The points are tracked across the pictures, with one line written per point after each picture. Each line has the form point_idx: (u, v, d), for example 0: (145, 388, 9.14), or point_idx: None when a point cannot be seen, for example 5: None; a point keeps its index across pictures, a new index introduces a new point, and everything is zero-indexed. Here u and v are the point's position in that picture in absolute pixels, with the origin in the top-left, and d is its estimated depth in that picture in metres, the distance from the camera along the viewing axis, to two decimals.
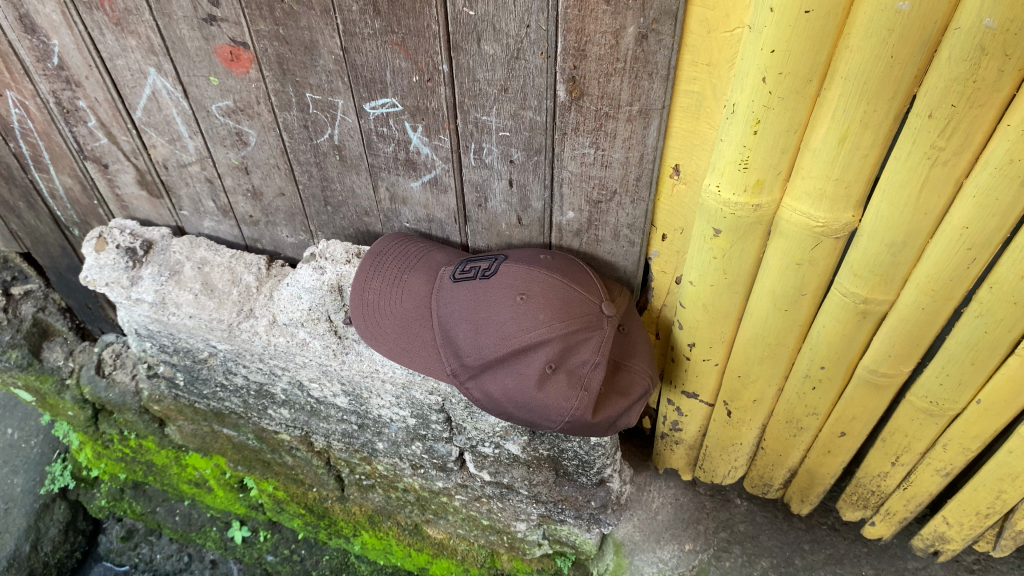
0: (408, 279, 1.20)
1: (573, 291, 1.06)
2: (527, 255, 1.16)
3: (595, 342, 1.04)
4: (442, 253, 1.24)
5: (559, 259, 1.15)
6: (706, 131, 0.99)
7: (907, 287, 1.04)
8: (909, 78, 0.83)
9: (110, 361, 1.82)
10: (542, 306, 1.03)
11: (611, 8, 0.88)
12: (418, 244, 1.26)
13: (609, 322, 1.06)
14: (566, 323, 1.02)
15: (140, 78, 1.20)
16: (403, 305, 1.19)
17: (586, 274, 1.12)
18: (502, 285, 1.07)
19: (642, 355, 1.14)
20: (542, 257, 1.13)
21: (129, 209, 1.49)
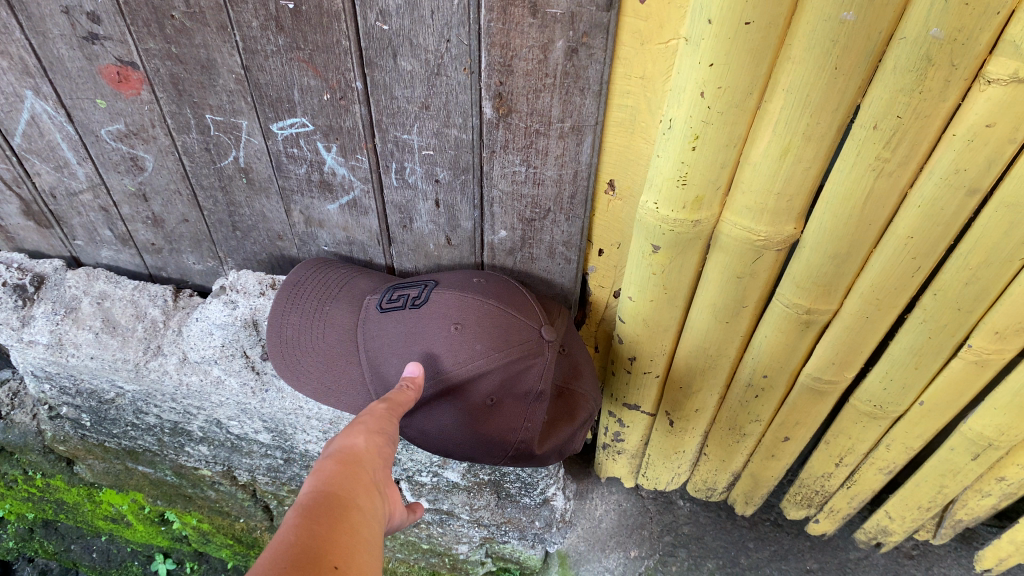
0: (330, 310, 1.10)
1: (512, 314, 0.98)
2: (460, 277, 1.08)
3: (539, 369, 0.96)
4: (366, 280, 1.14)
5: (493, 280, 1.07)
6: (642, 146, 0.94)
7: (850, 296, 1.01)
8: (853, 90, 0.79)
9: (7, 401, 1.61)
10: (479, 334, 0.94)
11: (538, 21, 0.82)
12: (340, 273, 1.17)
13: (552, 348, 0.98)
14: (506, 351, 0.94)
15: (15, 101, 1.08)
16: (324, 341, 1.08)
17: (524, 295, 1.04)
18: (433, 314, 0.98)
19: (586, 375, 1.07)
20: (475, 281, 1.04)
21: (15, 240, 1.35)
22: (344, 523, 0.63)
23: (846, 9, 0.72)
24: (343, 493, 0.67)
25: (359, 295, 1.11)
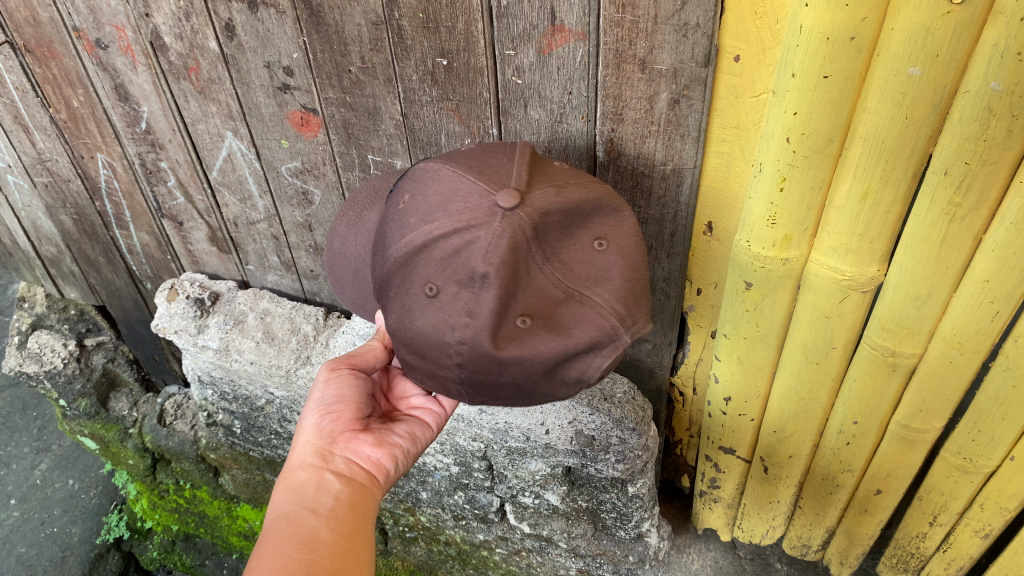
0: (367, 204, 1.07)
1: (472, 186, 0.88)
2: (454, 156, 0.97)
3: (483, 246, 0.85)
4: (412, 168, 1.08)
5: (498, 153, 0.96)
6: (737, 190, 1.06)
7: (934, 340, 1.07)
8: (924, 139, 0.88)
9: (172, 412, 1.93)
10: (436, 211, 0.88)
11: (646, 76, 0.97)
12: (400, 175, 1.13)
13: (509, 218, 0.85)
14: (450, 220, 0.86)
15: (218, 141, 1.34)
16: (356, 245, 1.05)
17: (517, 159, 0.92)
18: (412, 196, 0.93)
19: (610, 278, 0.89)
20: (469, 158, 0.95)
21: (199, 263, 1.63)
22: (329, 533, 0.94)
23: (912, 65, 0.83)
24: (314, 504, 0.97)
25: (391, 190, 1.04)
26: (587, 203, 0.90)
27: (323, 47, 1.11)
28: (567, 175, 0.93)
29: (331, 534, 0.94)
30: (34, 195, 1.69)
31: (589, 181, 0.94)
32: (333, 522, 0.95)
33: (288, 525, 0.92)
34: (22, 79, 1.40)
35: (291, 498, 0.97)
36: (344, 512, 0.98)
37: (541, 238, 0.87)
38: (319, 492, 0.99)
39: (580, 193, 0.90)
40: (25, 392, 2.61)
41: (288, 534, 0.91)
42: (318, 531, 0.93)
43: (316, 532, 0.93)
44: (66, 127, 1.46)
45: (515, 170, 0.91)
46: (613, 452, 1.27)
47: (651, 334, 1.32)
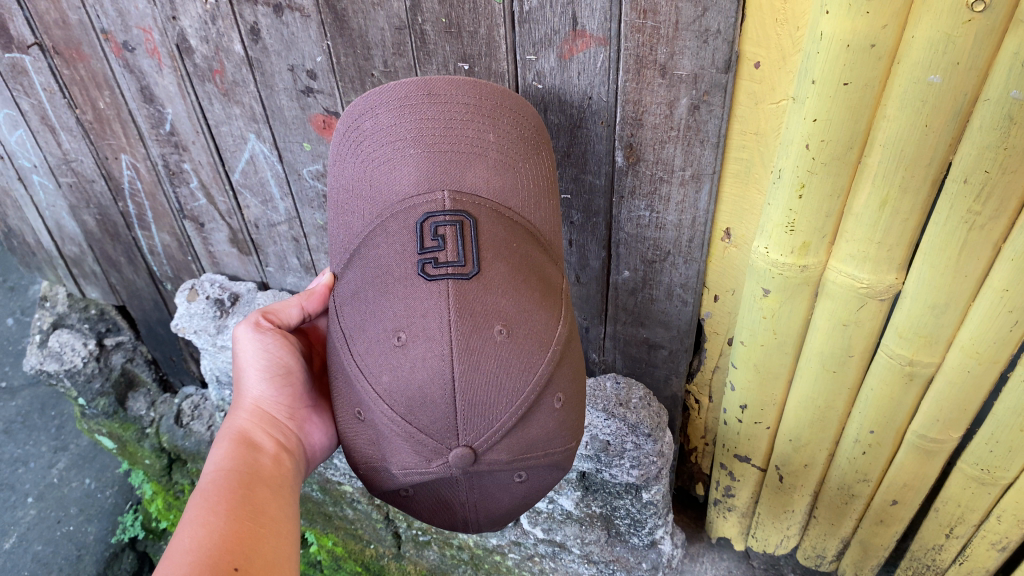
0: (416, 119, 0.89)
1: (436, 394, 0.82)
2: (471, 312, 0.82)
3: (407, 460, 0.87)
4: (484, 165, 0.88)
5: (510, 350, 0.83)
6: (755, 197, 1.07)
7: (952, 349, 1.06)
8: (944, 147, 0.88)
9: (188, 412, 1.99)
10: (396, 391, 0.84)
11: (666, 81, 0.98)
12: (469, 138, 0.89)
13: (446, 467, 0.86)
14: (394, 413, 0.85)
15: (241, 143, 1.36)
16: (377, 124, 0.90)
17: (506, 380, 0.83)
18: (413, 299, 0.83)
19: (497, 502, 0.95)
20: (486, 346, 0.82)
21: (219, 264, 1.65)
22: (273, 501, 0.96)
23: (933, 73, 0.83)
24: (257, 472, 0.99)
25: (439, 154, 0.87)
26: (534, 460, 0.90)
27: (347, 51, 1.13)
28: (545, 415, 0.87)
29: (273, 498, 0.97)
30: (58, 195, 1.71)
31: (567, 403, 0.90)
32: (275, 496, 0.98)
33: (236, 491, 0.93)
34: (50, 81, 1.43)
35: (237, 464, 0.98)
36: (281, 485, 1.00)
37: (467, 476, 0.89)
38: (262, 461, 1.02)
39: (538, 456, 0.90)
40: (45, 392, 2.65)
41: (240, 498, 0.92)
42: (263, 503, 0.95)
43: (262, 497, 0.95)
44: (91, 128, 1.48)
45: (507, 407, 0.84)
46: (627, 458, 1.27)
47: (667, 340, 1.31)
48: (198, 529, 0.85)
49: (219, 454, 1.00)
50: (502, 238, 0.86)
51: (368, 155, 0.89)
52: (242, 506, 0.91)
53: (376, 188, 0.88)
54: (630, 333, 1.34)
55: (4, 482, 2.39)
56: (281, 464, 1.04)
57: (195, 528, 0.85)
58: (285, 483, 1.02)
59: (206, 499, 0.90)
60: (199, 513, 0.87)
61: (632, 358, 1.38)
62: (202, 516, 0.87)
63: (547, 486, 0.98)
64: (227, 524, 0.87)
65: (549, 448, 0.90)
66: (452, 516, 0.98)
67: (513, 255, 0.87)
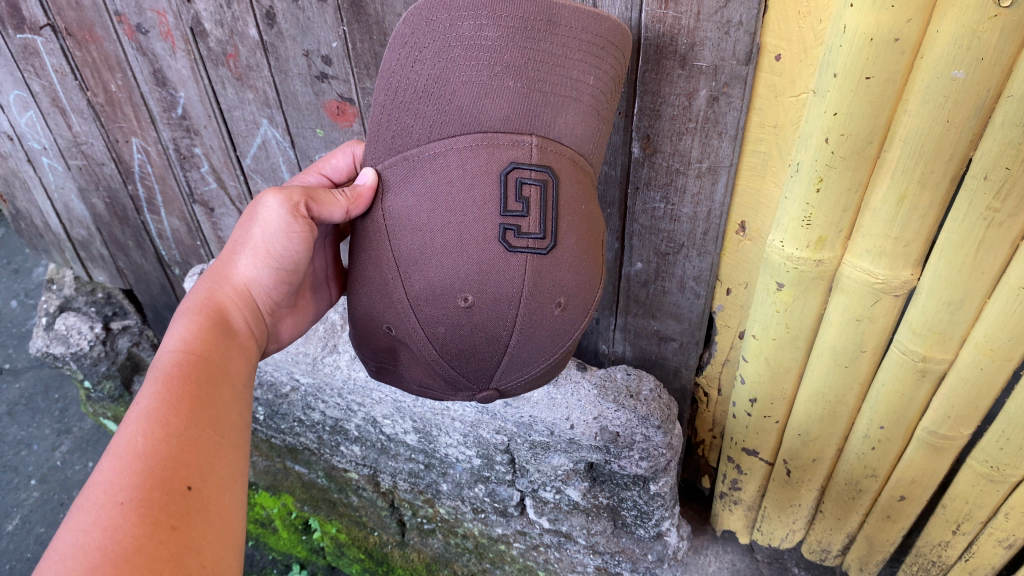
0: (523, 49, 0.83)
1: (487, 351, 0.95)
2: (534, 287, 0.90)
3: (428, 380, 1.02)
4: (576, 111, 0.88)
5: (560, 320, 0.95)
6: (772, 189, 1.06)
7: (966, 347, 1.05)
8: (965, 142, 0.88)
9: None
10: (449, 341, 0.94)
11: (686, 72, 0.98)
12: (570, 78, 0.86)
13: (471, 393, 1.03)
14: (440, 350, 0.96)
15: (253, 128, 1.35)
16: (478, 37, 0.82)
17: (551, 342, 0.97)
18: (490, 265, 0.88)
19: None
20: (544, 318, 0.93)
21: None
22: (234, 400, 0.93)
23: (956, 68, 0.82)
24: (221, 367, 0.96)
25: (536, 93, 0.85)
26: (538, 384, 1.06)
27: (363, 37, 1.12)
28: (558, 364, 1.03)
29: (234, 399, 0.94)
30: (67, 178, 1.71)
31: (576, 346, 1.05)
32: (240, 399, 0.95)
33: (201, 389, 0.90)
34: (62, 62, 1.42)
35: (202, 352, 0.95)
36: (245, 385, 0.98)
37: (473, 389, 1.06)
38: (226, 350, 0.98)
39: (544, 380, 1.05)
40: (48, 374, 2.66)
41: (201, 394, 0.89)
42: (226, 403, 0.92)
43: (221, 393, 0.92)
44: (102, 111, 1.48)
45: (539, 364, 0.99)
46: (636, 450, 1.27)
47: (678, 333, 1.31)
48: (154, 429, 0.82)
49: (194, 336, 0.96)
50: (575, 198, 0.91)
51: (456, 65, 0.84)
52: (205, 410, 0.88)
53: (454, 104, 0.85)
54: (641, 324, 1.34)
55: (7, 464, 2.39)
56: (241, 355, 1.01)
57: (155, 429, 0.82)
58: (248, 383, 0.99)
59: (166, 393, 0.87)
60: (157, 409, 0.84)
61: (642, 351, 1.39)
62: (161, 414, 0.84)
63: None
64: (187, 429, 0.84)
65: (553, 376, 1.06)
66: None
67: (579, 218, 0.92)
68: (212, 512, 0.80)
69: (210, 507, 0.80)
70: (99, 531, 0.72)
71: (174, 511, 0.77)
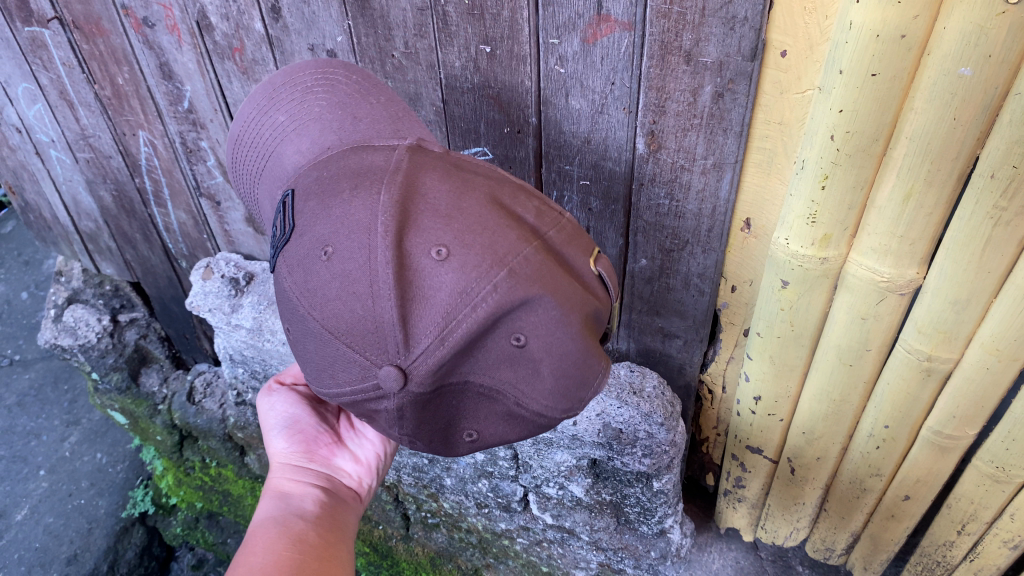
0: (250, 158, 0.96)
1: (332, 344, 0.76)
2: (302, 262, 0.76)
3: (386, 412, 0.80)
4: (292, 140, 0.90)
5: (342, 257, 0.72)
6: (777, 186, 1.06)
7: (972, 346, 1.04)
8: (972, 140, 0.87)
9: (201, 389, 1.98)
10: (322, 366, 0.79)
11: (690, 68, 0.97)
12: (277, 121, 0.94)
13: (407, 392, 0.75)
14: (343, 396, 0.80)
15: None
16: (242, 180, 0.99)
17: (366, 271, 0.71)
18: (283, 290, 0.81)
19: (537, 379, 0.77)
20: (313, 269, 0.74)
21: (235, 243, 1.65)
22: (319, 543, 0.97)
23: (963, 65, 0.82)
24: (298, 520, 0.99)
25: (275, 157, 0.92)
26: (464, 322, 0.71)
27: (369, 31, 1.13)
28: (434, 269, 0.71)
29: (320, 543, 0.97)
30: (75, 170, 1.71)
31: (512, 267, 0.72)
32: (321, 544, 0.96)
33: (279, 540, 0.94)
34: (70, 55, 1.43)
35: (275, 514, 0.99)
36: (328, 526, 1.01)
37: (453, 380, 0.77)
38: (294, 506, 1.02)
39: (468, 316, 0.71)
40: (57, 365, 2.67)
41: (282, 546, 0.93)
42: (309, 545, 0.95)
43: (298, 538, 0.96)
44: (110, 104, 1.48)
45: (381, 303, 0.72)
46: (639, 447, 1.28)
47: (683, 330, 1.31)
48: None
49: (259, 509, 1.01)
50: (310, 181, 0.81)
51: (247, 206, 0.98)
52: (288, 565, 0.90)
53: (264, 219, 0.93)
54: (645, 321, 1.34)
55: (17, 453, 2.41)
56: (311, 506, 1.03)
57: None
58: (330, 533, 0.99)
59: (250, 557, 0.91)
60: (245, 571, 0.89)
61: (647, 347, 1.38)
62: (249, 573, 0.89)
63: (572, 339, 0.75)
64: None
65: (476, 302, 0.71)
66: (529, 420, 0.82)
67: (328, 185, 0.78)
68: None
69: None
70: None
71: None
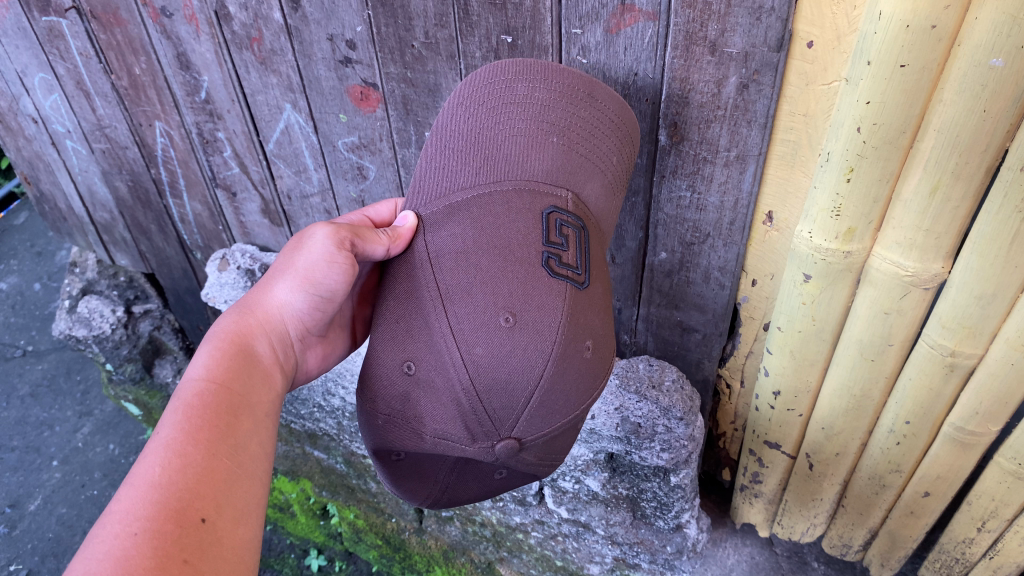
0: (567, 112, 0.95)
1: (520, 387, 0.87)
2: (573, 311, 0.89)
3: (443, 420, 0.91)
4: (601, 183, 0.97)
5: (586, 366, 0.92)
6: (801, 179, 1.04)
7: (997, 342, 1.03)
8: (1002, 132, 0.86)
9: None
10: (484, 368, 0.87)
11: (715, 58, 0.97)
12: (600, 116, 0.97)
13: (483, 450, 0.92)
14: (471, 392, 0.88)
15: (276, 112, 1.34)
16: (529, 95, 0.94)
17: (573, 394, 0.92)
18: (532, 287, 0.86)
19: (467, 489, 1.04)
20: (576, 356, 0.90)
21: (250, 235, 1.65)
22: (255, 434, 0.91)
23: (995, 56, 0.80)
24: (242, 397, 0.93)
25: (574, 154, 0.95)
26: (529, 467, 1.00)
27: (388, 21, 1.11)
28: (567, 436, 1.00)
29: (255, 437, 0.91)
30: (91, 161, 1.71)
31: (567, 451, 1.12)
32: (261, 427, 0.93)
33: (221, 418, 0.88)
34: (87, 45, 1.43)
35: (222, 382, 0.92)
36: (269, 414, 0.96)
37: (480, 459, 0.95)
38: (245, 379, 0.96)
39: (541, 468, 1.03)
40: (70, 356, 2.68)
41: (216, 423, 0.87)
42: (245, 433, 0.89)
43: (242, 427, 0.90)
44: (127, 94, 1.48)
45: (553, 424, 0.93)
46: (657, 441, 1.27)
47: (702, 324, 1.30)
48: (171, 458, 0.81)
49: (204, 358, 0.95)
50: (596, 257, 0.96)
51: (511, 119, 0.93)
52: (222, 439, 0.86)
53: (502, 154, 0.92)
54: (664, 315, 1.33)
55: (30, 444, 2.42)
56: (266, 386, 0.99)
57: (175, 472, 0.79)
58: (272, 412, 0.97)
59: (183, 422, 0.85)
60: (176, 437, 0.83)
61: (665, 341, 1.38)
62: (179, 444, 0.82)
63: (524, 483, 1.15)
64: (204, 460, 0.82)
65: (541, 467, 1.01)
66: (430, 494, 1.04)
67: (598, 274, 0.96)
68: (224, 544, 0.78)
69: (223, 540, 0.78)
70: (111, 561, 0.69)
71: (185, 544, 0.74)
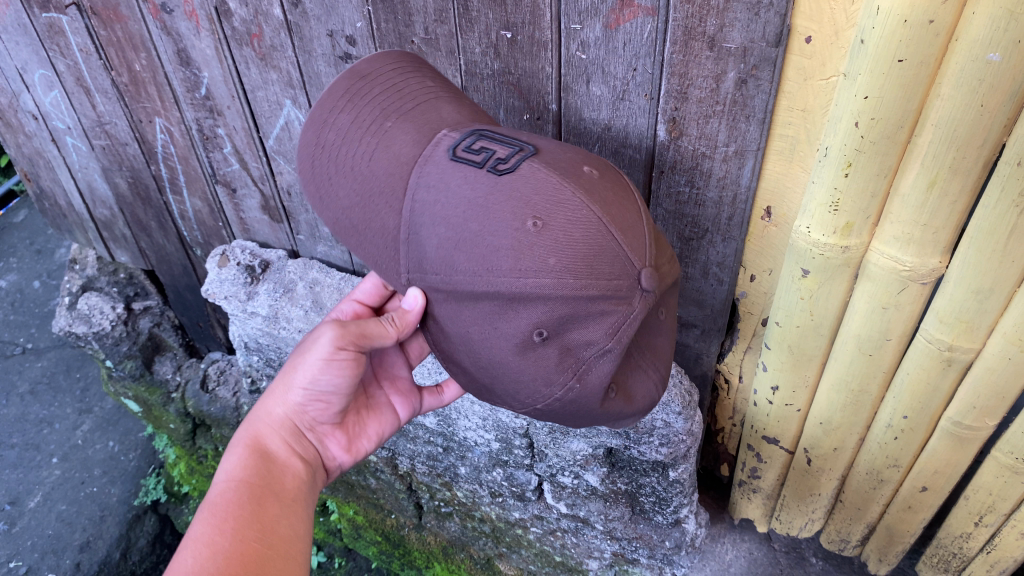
0: (379, 103, 1.01)
1: (603, 239, 0.83)
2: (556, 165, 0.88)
3: (609, 322, 0.85)
4: (448, 104, 1.01)
5: (605, 182, 0.90)
6: (800, 174, 1.05)
7: (994, 336, 1.03)
8: (998, 128, 0.87)
9: (215, 377, 2.01)
10: (570, 259, 0.81)
11: (714, 54, 0.97)
12: (386, 75, 1.05)
13: (643, 301, 0.86)
14: (581, 282, 0.82)
15: (276, 109, 1.35)
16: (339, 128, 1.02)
17: (630, 212, 0.88)
18: (520, 189, 0.84)
19: (662, 348, 0.99)
20: (592, 183, 0.87)
21: (250, 231, 1.66)
22: (281, 521, 1.03)
23: (992, 51, 0.81)
24: (267, 488, 1.05)
25: (411, 114, 0.99)
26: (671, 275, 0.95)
27: (388, 17, 1.13)
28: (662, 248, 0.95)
29: (281, 523, 1.02)
30: (91, 158, 1.72)
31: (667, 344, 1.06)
32: (288, 513, 1.04)
33: (247, 505, 1.01)
34: (87, 42, 1.43)
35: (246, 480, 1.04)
36: (297, 501, 1.07)
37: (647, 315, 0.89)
38: (271, 477, 1.07)
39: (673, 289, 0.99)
40: (70, 354, 2.68)
41: (246, 514, 1.00)
42: (273, 520, 1.02)
43: (269, 519, 1.02)
44: (127, 91, 1.48)
45: (642, 228, 0.88)
46: (657, 436, 1.28)
47: (701, 319, 1.30)
48: (201, 549, 0.94)
49: (234, 464, 1.06)
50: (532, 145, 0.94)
51: (352, 160, 0.99)
52: (251, 523, 0.99)
53: (380, 175, 0.95)
54: None
55: (30, 441, 2.42)
56: (294, 482, 1.09)
57: (205, 561, 0.93)
58: (300, 497, 1.09)
59: (212, 517, 0.97)
60: (206, 531, 0.96)
61: None
62: (207, 535, 0.95)
63: None
64: (232, 545, 0.95)
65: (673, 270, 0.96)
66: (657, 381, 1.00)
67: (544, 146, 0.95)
68: None
69: None
70: None
71: None
